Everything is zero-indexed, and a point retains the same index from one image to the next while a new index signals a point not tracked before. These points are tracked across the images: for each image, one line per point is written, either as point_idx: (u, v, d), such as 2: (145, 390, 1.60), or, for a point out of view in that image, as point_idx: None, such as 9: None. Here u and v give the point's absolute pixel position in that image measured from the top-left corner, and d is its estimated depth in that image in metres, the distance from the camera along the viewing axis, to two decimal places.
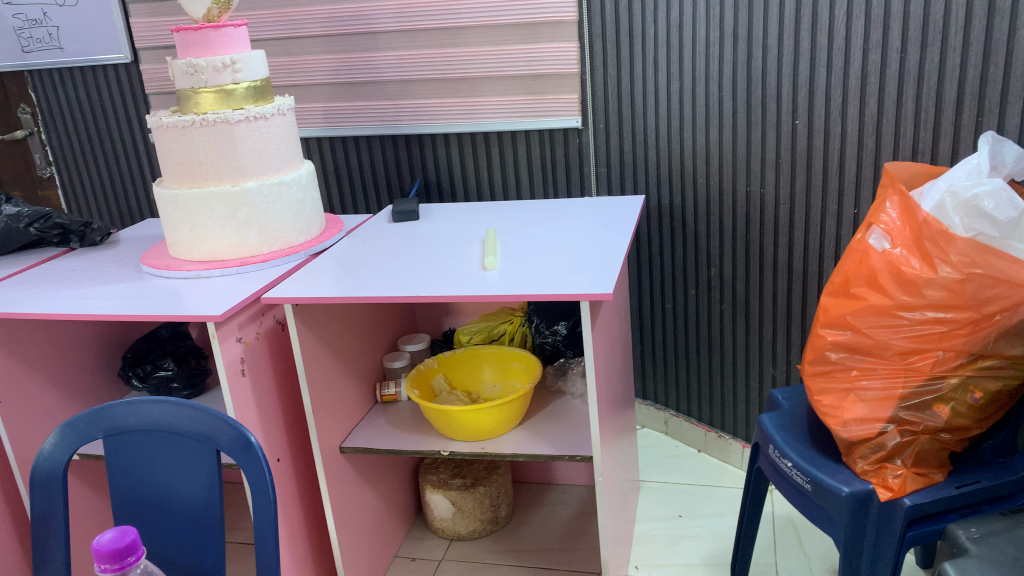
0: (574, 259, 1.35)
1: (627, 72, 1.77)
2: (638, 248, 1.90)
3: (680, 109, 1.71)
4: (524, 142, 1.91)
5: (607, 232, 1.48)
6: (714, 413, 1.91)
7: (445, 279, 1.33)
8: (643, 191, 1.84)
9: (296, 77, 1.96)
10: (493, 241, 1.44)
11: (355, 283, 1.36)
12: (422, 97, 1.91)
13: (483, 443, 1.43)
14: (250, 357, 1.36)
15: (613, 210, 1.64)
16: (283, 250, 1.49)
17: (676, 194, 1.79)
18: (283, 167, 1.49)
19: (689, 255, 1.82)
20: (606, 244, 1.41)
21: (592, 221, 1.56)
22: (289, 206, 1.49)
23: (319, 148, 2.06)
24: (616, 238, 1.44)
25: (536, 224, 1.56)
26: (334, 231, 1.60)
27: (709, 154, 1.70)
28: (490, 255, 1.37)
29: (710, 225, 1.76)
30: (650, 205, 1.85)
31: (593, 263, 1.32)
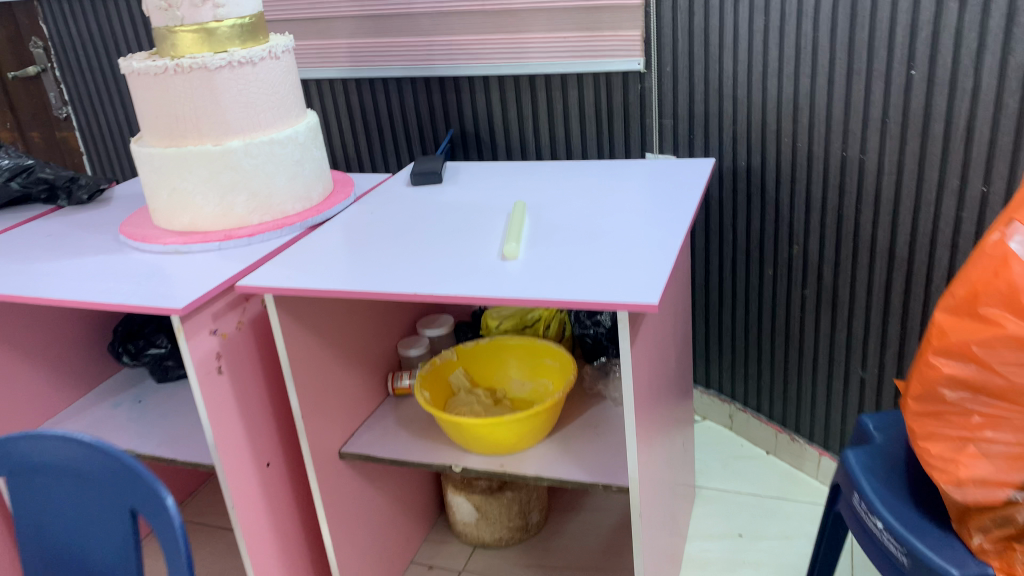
0: (617, 242, 1.08)
1: (701, 3, 1.44)
2: (707, 216, 1.62)
3: (764, 50, 1.39)
4: (576, 88, 1.62)
5: (663, 204, 1.20)
6: (788, 412, 1.63)
7: (457, 266, 1.08)
8: (715, 150, 1.54)
9: (316, 8, 1.70)
10: (517, 217, 1.18)
11: (350, 267, 1.13)
12: (458, 33, 1.63)
13: (503, 460, 1.20)
14: (229, 351, 1.15)
15: (676, 174, 1.35)
16: (276, 221, 1.27)
17: (755, 155, 1.49)
18: (277, 122, 1.26)
19: (768, 228, 1.53)
20: (661, 220, 1.13)
21: (646, 189, 1.28)
22: (283, 168, 1.26)
23: (345, 91, 1.82)
24: (673, 212, 1.16)
25: (580, 192, 1.29)
26: (341, 195, 1.36)
27: (798, 109, 1.39)
28: (513, 236, 1.11)
29: (795, 194, 1.45)
30: (722, 166, 1.55)
31: (641, 249, 1.05)
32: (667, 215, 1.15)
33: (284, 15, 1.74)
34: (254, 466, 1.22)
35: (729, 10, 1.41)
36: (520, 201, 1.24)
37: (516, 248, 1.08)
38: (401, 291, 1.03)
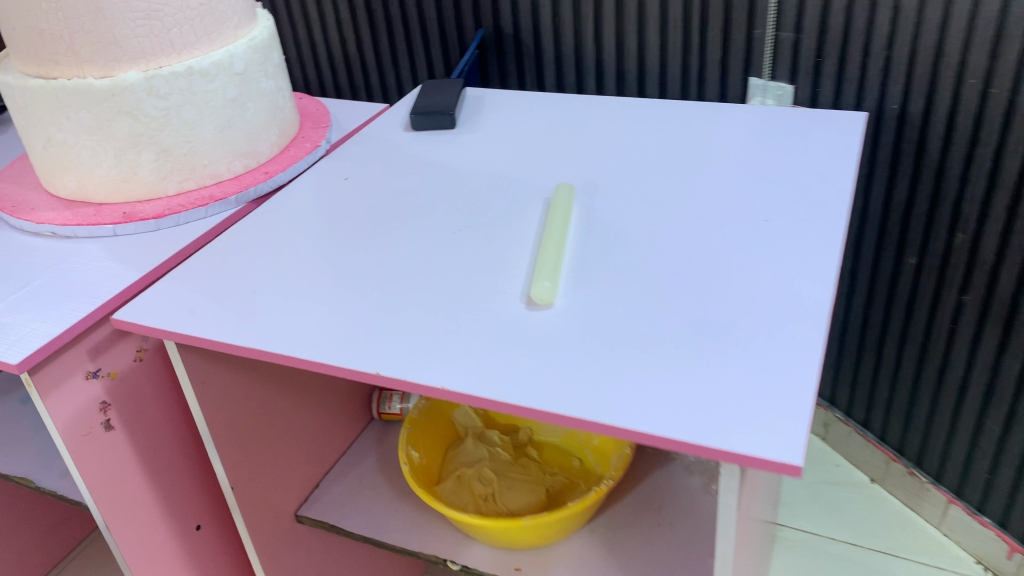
0: (715, 280, 0.65)
1: None
2: None
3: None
4: None
5: (787, 195, 0.75)
6: (911, 438, 1.23)
7: (451, 307, 0.67)
8: (855, 83, 1.06)
9: None
10: (554, 219, 0.75)
11: (287, 289, 0.72)
12: None
13: (517, 560, 0.84)
14: (121, 395, 0.78)
15: (802, 123, 0.89)
16: (203, 191, 0.86)
17: (917, 96, 1.01)
18: (201, 39, 0.82)
19: (920, 203, 1.07)
20: (788, 235, 0.70)
21: (755, 159, 0.82)
22: (210, 111, 0.84)
23: None
24: (804, 216, 0.72)
25: (653, 164, 0.84)
26: (305, 148, 0.94)
27: (1003, 35, 0.90)
28: (544, 262, 0.68)
29: (973, 162, 0.99)
30: (862, 106, 1.07)
31: (754, 303, 0.62)
32: (796, 225, 0.71)
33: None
34: (172, 537, 0.87)
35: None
36: (563, 185, 0.80)
37: (547, 285, 0.65)
38: (355, 351, 0.63)
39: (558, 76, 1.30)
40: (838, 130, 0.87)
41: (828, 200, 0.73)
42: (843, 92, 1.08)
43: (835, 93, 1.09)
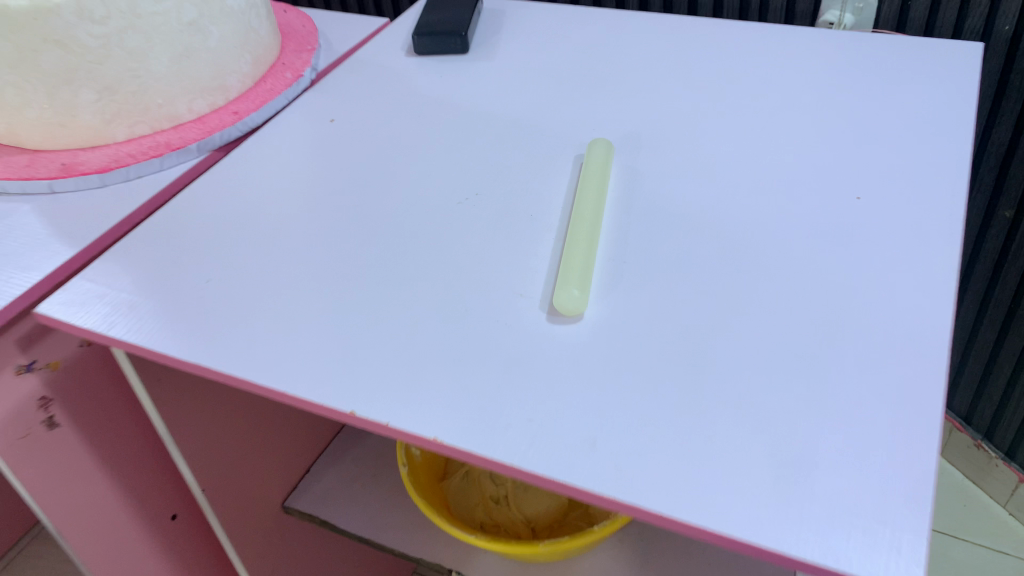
0: (795, 294, 0.51)
1: None
2: None
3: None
4: None
5: (884, 166, 0.59)
6: (982, 407, 1.10)
7: (452, 316, 0.52)
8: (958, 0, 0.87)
9: None
10: (582, 195, 0.59)
11: (248, 277, 0.57)
12: None
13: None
14: (65, 387, 0.65)
15: (899, 59, 0.71)
16: (159, 138, 0.71)
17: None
18: None
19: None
20: (888, 228, 0.54)
21: (841, 111, 0.66)
22: (162, 39, 0.67)
23: None
24: (907, 199, 0.56)
25: (710, 115, 0.68)
26: (285, 79, 0.77)
27: None
28: (569, 259, 0.53)
29: None
30: (963, 28, 0.88)
31: (847, 329, 0.48)
32: (898, 212, 0.55)
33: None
34: (143, 530, 0.77)
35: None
36: (595, 142, 0.64)
37: (575, 291, 0.51)
38: (328, 372, 0.49)
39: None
40: (945, 72, 0.69)
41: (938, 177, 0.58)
42: (939, 11, 0.89)
43: (930, 10, 0.90)
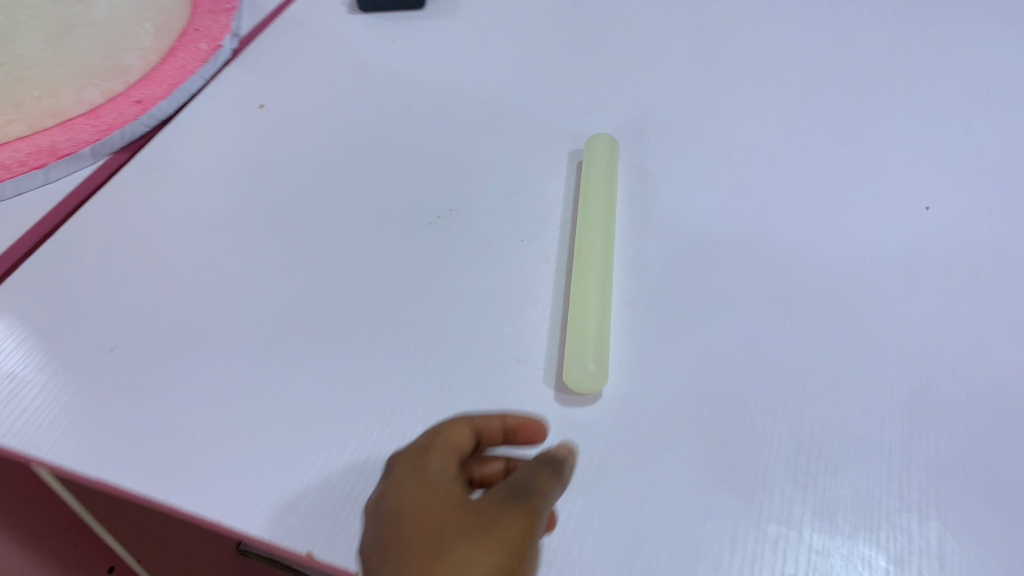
0: (864, 352, 0.41)
1: None
2: None
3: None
4: None
5: (937, 169, 0.50)
6: None
7: (441, 391, 0.40)
8: None
9: None
10: (585, 217, 0.47)
11: (170, 342, 0.44)
12: None
13: None
14: None
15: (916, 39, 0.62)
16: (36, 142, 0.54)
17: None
18: None
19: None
20: (966, 249, 0.45)
21: (867, 101, 0.57)
22: None
23: None
24: (976, 210, 0.47)
25: (720, 104, 0.57)
26: (198, 51, 0.62)
27: None
28: (577, 316, 0.42)
29: None
30: None
31: (935, 402, 0.38)
32: (971, 228, 0.46)
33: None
34: None
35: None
36: (594, 140, 0.52)
37: (589, 364, 0.40)
38: (285, 489, 0.36)
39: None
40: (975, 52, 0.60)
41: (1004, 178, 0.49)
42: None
43: None
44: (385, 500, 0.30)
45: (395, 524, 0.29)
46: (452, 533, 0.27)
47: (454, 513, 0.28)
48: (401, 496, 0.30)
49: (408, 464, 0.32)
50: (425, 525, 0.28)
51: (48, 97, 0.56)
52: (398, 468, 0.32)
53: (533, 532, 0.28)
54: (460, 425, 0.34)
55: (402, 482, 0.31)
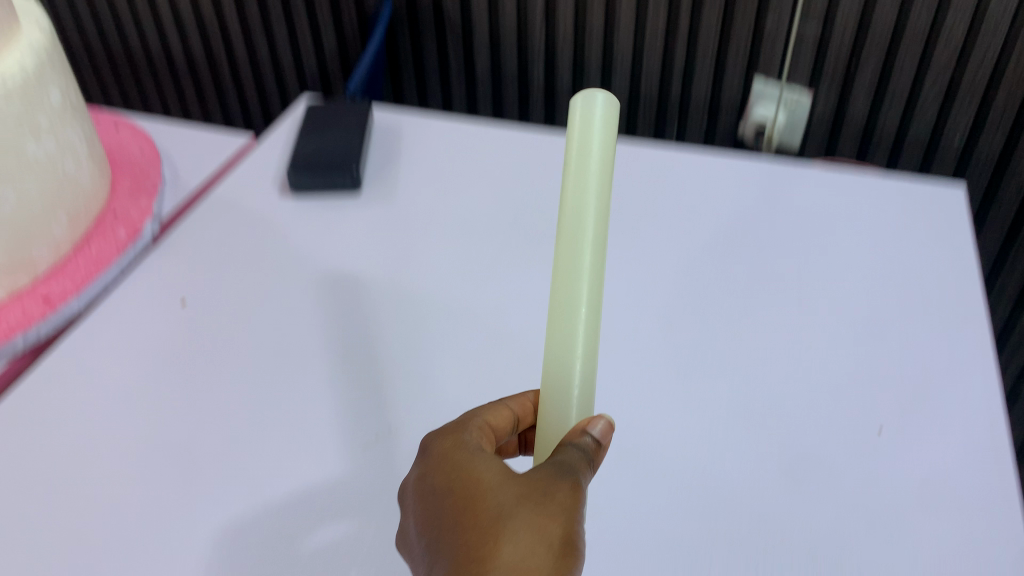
0: None
1: None
2: (871, 157, 0.88)
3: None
4: None
5: (892, 376, 0.49)
6: None
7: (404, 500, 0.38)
8: (903, 80, 0.81)
9: None
10: (561, 260, 0.37)
11: None
12: None
13: None
14: None
15: (875, 208, 0.62)
16: None
17: (998, 104, 0.78)
18: None
19: (1005, 212, 0.85)
20: (925, 478, 0.44)
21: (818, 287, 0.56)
22: None
23: None
24: (929, 429, 0.46)
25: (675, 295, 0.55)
26: (116, 238, 0.58)
27: None
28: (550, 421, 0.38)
29: None
30: (913, 110, 0.82)
31: None
32: (929, 457, 0.45)
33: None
34: None
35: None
36: (587, 121, 0.38)
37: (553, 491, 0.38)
38: None
39: (496, 84, 0.95)
40: (930, 227, 0.60)
41: (956, 394, 0.48)
42: (883, 109, 0.84)
43: (872, 97, 0.84)
44: (431, 471, 0.35)
45: (446, 498, 0.34)
46: (499, 513, 0.32)
47: (502, 485, 0.33)
48: (446, 471, 0.35)
49: (445, 443, 0.36)
50: (474, 500, 0.33)
51: None
52: (432, 439, 0.37)
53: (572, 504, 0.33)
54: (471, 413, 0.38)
55: (442, 458, 0.35)
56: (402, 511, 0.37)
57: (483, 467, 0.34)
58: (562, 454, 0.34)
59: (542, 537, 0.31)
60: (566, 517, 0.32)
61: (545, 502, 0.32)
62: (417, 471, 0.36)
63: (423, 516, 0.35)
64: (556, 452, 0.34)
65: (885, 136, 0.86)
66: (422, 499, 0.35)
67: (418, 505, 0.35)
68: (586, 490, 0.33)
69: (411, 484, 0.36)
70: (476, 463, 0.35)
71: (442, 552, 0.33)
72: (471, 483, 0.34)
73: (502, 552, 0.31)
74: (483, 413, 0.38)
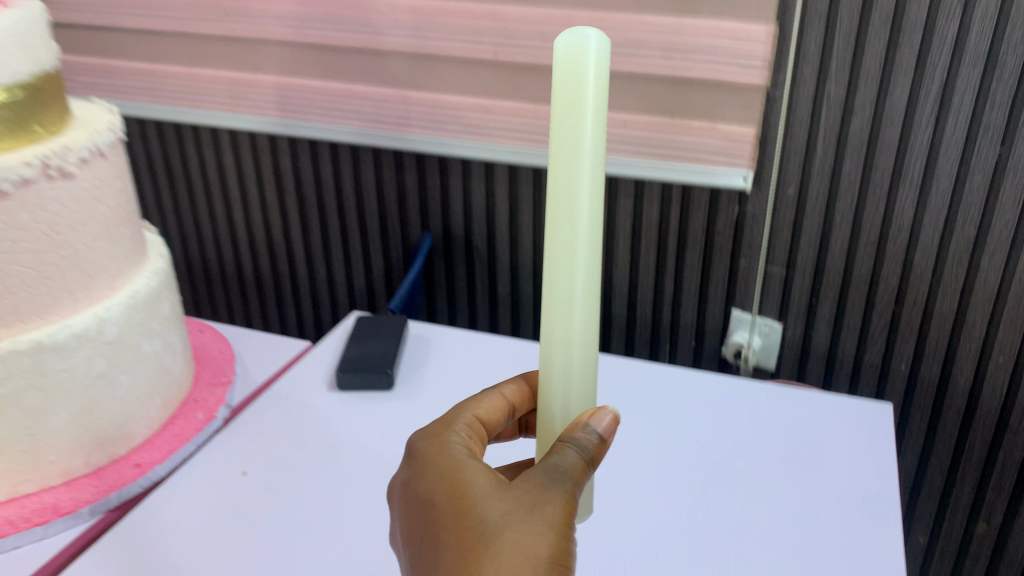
0: None
1: (861, 97, 0.84)
2: (834, 383, 1.00)
3: (960, 181, 0.83)
4: (633, 197, 1.00)
5: (816, 565, 0.60)
6: None
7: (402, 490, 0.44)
8: (854, 317, 0.95)
9: (229, 25, 1.01)
10: (556, 254, 0.36)
11: None
12: (453, 93, 0.96)
13: None
14: None
15: (815, 427, 0.75)
16: (44, 505, 0.63)
17: (933, 340, 0.90)
18: (63, 300, 0.63)
19: (951, 439, 0.92)
20: None
21: (760, 489, 0.68)
22: (66, 397, 0.63)
23: (254, 152, 1.13)
24: None
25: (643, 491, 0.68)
26: (196, 420, 0.73)
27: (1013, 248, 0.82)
28: (555, 391, 0.39)
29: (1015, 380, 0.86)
30: (864, 344, 0.95)
31: None
32: None
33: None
34: None
35: (905, 108, 0.83)
36: (578, 79, 0.33)
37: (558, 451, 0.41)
38: None
39: (513, 309, 1.11)
40: (860, 440, 0.73)
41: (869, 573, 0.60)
42: (840, 339, 0.97)
43: (831, 332, 0.98)
44: (434, 476, 0.41)
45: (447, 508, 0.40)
46: (492, 530, 0.38)
47: (492, 503, 0.39)
48: (442, 483, 0.41)
49: (447, 452, 0.42)
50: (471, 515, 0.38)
51: (63, 461, 0.64)
52: (431, 441, 0.43)
53: (557, 516, 0.38)
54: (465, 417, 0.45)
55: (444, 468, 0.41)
56: (402, 502, 0.43)
57: (476, 482, 0.40)
58: (560, 454, 0.38)
59: (530, 546, 0.37)
60: (555, 528, 0.37)
61: (534, 515, 0.38)
62: (420, 470, 0.42)
63: (425, 515, 0.41)
64: (555, 453, 0.38)
65: (845, 360, 0.98)
66: (423, 498, 0.41)
67: (420, 505, 0.41)
68: (572, 498, 0.38)
69: (412, 479, 0.43)
70: (474, 476, 0.40)
71: (439, 554, 0.39)
72: (469, 496, 0.39)
73: (492, 560, 0.37)
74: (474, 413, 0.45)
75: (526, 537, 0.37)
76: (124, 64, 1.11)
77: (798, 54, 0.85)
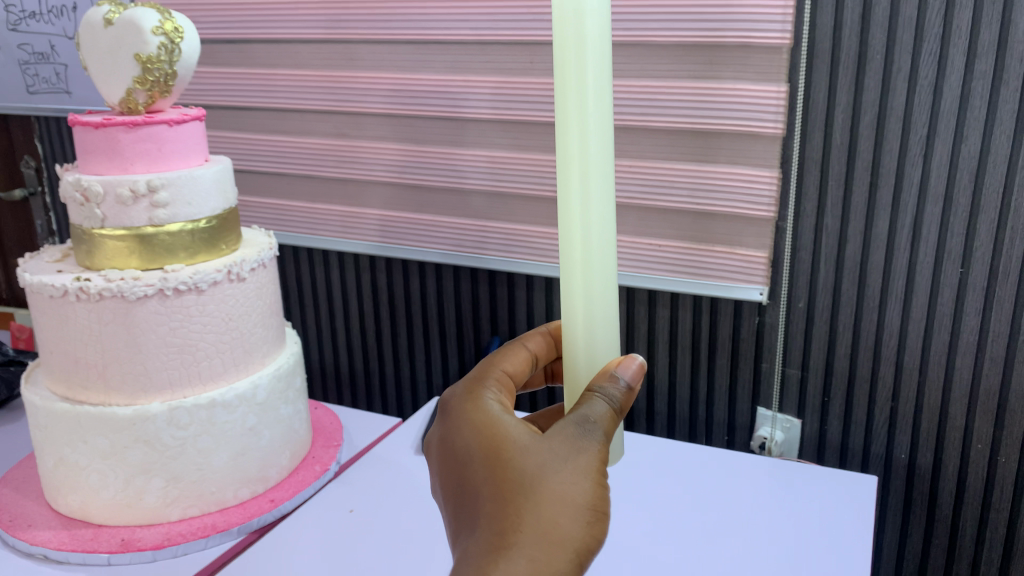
0: None
1: (851, 229, 1.04)
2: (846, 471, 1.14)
3: (934, 295, 1.01)
4: (669, 307, 1.20)
5: None
6: None
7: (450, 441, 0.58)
8: (860, 413, 1.11)
9: (346, 170, 1.28)
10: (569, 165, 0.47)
11: None
12: (521, 222, 1.20)
13: None
14: None
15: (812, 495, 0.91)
16: (206, 524, 0.84)
17: (924, 429, 1.07)
18: (229, 372, 0.86)
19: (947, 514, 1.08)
20: None
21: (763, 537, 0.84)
22: (225, 441, 0.85)
23: (358, 269, 1.38)
24: None
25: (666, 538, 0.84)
26: (314, 471, 0.94)
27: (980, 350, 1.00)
28: (575, 275, 0.49)
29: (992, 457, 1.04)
30: (869, 436, 1.11)
31: None
32: None
33: (276, 119, 1.31)
34: None
35: (887, 236, 1.02)
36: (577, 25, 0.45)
37: (579, 365, 0.53)
38: None
39: None
40: (849, 505, 0.89)
41: None
42: (850, 432, 1.13)
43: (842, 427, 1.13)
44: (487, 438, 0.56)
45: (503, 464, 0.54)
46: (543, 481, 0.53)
47: (540, 458, 0.53)
48: (494, 440, 0.55)
49: (493, 418, 0.57)
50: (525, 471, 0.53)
51: (218, 492, 0.86)
52: (475, 405, 0.58)
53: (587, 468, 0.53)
54: (497, 377, 0.61)
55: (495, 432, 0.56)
56: (454, 452, 0.57)
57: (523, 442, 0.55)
58: (591, 402, 0.52)
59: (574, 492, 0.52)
60: (590, 477, 0.53)
61: (573, 467, 0.53)
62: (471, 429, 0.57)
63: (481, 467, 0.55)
64: (586, 400, 0.52)
65: (855, 452, 1.13)
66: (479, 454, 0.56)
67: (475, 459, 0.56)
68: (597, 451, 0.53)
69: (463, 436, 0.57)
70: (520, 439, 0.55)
71: (498, 497, 0.54)
72: (521, 454, 0.54)
73: (546, 504, 0.52)
74: (503, 369, 0.62)
75: (567, 484, 0.53)
76: (260, 199, 1.38)
77: (798, 195, 1.06)
